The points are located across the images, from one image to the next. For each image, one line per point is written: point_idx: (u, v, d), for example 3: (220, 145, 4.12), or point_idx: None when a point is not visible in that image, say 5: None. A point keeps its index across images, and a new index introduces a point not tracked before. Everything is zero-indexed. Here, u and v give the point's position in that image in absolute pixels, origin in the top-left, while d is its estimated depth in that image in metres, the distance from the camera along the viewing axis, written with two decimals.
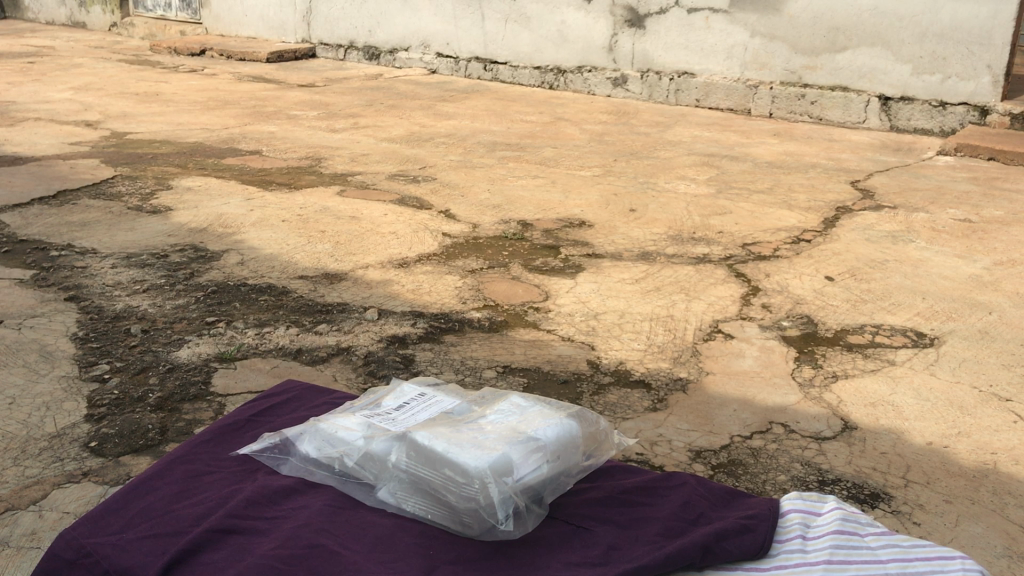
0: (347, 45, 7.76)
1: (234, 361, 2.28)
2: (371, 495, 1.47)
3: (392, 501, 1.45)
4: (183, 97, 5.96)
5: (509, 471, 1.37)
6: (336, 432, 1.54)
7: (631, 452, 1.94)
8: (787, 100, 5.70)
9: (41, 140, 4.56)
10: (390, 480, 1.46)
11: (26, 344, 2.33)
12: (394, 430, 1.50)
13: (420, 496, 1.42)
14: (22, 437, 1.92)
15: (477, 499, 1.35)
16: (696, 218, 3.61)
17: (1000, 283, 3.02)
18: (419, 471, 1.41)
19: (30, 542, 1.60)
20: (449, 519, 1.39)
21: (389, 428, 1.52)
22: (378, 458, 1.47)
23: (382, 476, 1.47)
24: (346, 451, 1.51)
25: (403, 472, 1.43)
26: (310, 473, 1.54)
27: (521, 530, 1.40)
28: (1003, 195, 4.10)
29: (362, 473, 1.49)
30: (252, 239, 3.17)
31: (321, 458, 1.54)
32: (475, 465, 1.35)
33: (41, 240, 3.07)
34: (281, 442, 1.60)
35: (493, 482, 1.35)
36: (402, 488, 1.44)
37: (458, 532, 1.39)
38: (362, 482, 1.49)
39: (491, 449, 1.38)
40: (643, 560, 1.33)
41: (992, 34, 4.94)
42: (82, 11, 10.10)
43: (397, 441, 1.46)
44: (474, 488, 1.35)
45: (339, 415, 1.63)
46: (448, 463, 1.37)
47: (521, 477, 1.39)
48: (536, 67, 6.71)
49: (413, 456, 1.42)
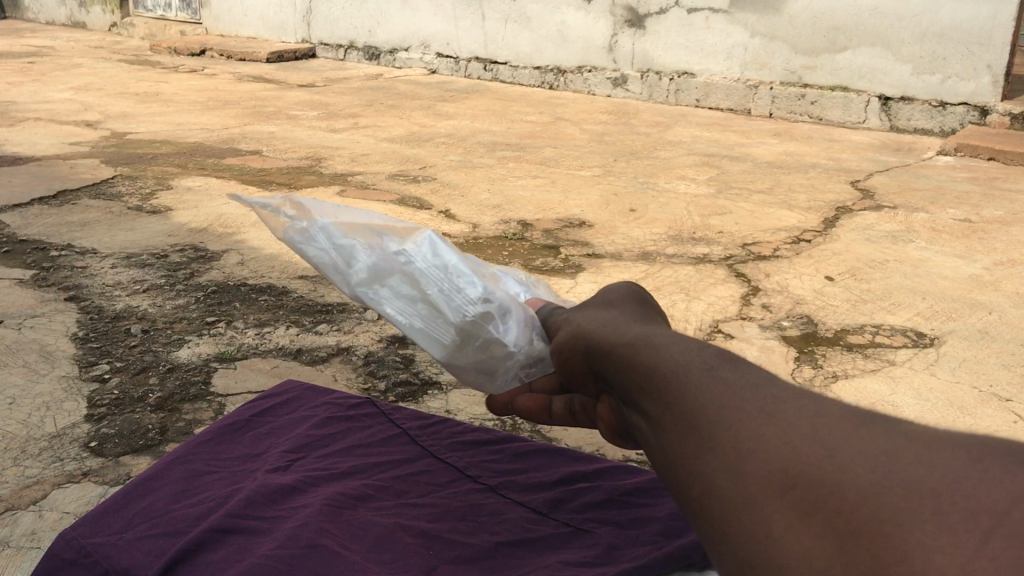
0: (347, 44, 7.73)
1: (234, 361, 2.29)
2: (355, 281, 1.34)
3: (384, 307, 1.33)
4: (183, 97, 5.95)
5: (528, 327, 1.36)
6: (345, 228, 1.36)
7: (631, 453, 1.96)
8: (787, 100, 5.70)
9: (40, 141, 4.55)
10: (392, 276, 1.34)
11: (26, 344, 2.33)
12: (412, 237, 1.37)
13: (414, 305, 1.33)
14: (22, 437, 1.92)
15: (482, 328, 1.34)
16: (696, 218, 3.60)
17: (1000, 283, 3.02)
18: (427, 283, 1.33)
19: (30, 542, 1.60)
20: (434, 341, 1.35)
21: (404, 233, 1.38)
22: (387, 250, 1.35)
23: (382, 283, 1.34)
24: (352, 247, 1.34)
25: (407, 286, 1.34)
26: (301, 242, 1.35)
27: (494, 383, 1.40)
28: (1003, 195, 4.10)
29: (360, 272, 1.34)
30: (253, 239, 3.17)
31: (324, 238, 1.34)
32: (498, 303, 1.35)
33: (42, 240, 3.08)
34: (282, 201, 1.37)
35: (502, 324, 1.35)
36: (399, 301, 1.33)
37: (437, 349, 1.35)
38: (359, 282, 1.34)
39: (512, 301, 1.38)
40: (643, 559, 1.36)
41: (992, 35, 4.94)
42: (81, 11, 10.08)
43: (419, 244, 1.35)
44: (484, 320, 1.34)
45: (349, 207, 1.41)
46: (470, 285, 1.34)
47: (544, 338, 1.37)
48: (536, 67, 6.72)
49: (436, 264, 1.34)
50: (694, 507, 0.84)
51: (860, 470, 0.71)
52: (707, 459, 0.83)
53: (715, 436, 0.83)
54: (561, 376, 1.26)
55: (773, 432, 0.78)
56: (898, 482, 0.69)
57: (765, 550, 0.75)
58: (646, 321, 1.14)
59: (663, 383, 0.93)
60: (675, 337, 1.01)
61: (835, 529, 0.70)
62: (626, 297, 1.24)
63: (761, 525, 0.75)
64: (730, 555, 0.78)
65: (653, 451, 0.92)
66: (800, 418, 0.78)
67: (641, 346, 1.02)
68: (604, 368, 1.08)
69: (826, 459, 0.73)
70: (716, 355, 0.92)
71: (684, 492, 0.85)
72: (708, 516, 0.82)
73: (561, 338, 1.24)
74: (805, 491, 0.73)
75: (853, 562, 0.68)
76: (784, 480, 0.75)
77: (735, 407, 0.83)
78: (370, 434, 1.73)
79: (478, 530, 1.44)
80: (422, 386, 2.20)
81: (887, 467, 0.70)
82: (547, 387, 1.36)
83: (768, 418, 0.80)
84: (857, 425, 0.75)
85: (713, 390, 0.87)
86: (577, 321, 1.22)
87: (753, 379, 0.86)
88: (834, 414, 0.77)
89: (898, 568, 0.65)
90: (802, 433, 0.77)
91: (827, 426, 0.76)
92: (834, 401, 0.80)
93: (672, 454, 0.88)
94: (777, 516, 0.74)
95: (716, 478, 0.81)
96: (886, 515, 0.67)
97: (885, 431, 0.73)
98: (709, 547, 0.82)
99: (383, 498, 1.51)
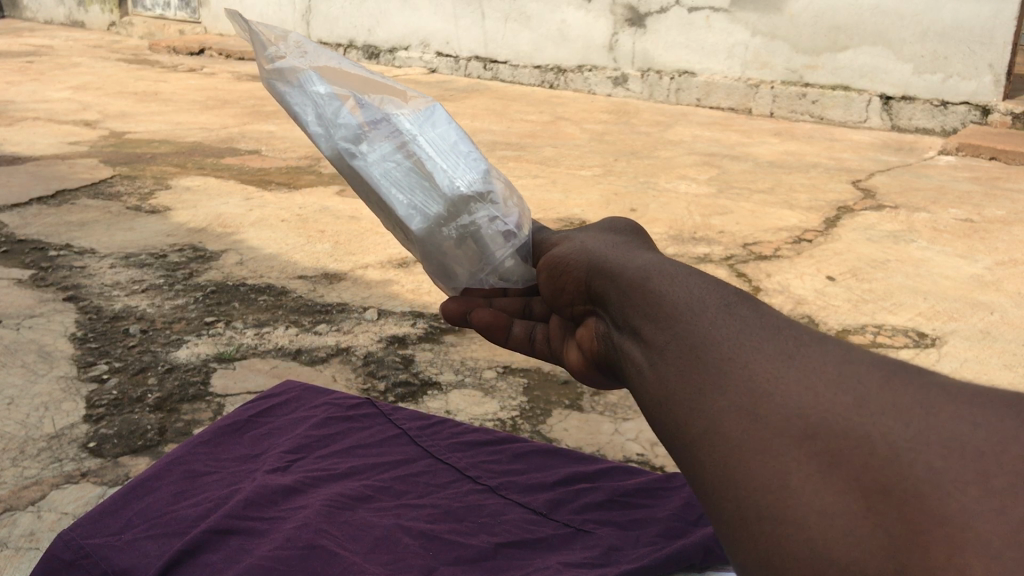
0: (347, 44, 7.72)
1: (233, 361, 2.28)
2: (335, 130, 1.18)
3: (370, 165, 1.17)
4: (182, 97, 5.93)
5: (522, 227, 1.22)
6: (342, 78, 1.22)
7: (631, 453, 1.95)
8: (788, 99, 5.69)
9: (39, 140, 4.54)
10: (381, 133, 1.18)
11: (24, 344, 2.32)
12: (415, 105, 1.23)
13: (401, 167, 1.16)
14: (20, 437, 1.91)
15: (472, 209, 1.19)
16: (696, 218, 3.59)
17: (1002, 283, 3.01)
18: (421, 148, 1.18)
19: (28, 543, 1.59)
20: (416, 213, 1.17)
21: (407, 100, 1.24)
22: (382, 106, 1.20)
23: (371, 138, 1.18)
24: (348, 96, 1.20)
25: (400, 147, 1.18)
26: (287, 82, 1.22)
27: (455, 282, 1.25)
28: (1004, 195, 4.08)
29: (351, 122, 1.18)
30: (252, 239, 3.16)
31: (314, 83, 1.21)
32: (497, 190, 1.21)
33: (40, 240, 3.06)
34: (284, 37, 1.26)
35: (497, 212, 1.20)
36: (387, 160, 1.17)
37: (414, 220, 1.17)
38: (347, 131, 1.18)
39: (511, 195, 1.24)
40: (644, 560, 1.35)
41: (993, 34, 4.93)
42: (80, 10, 10.05)
43: (421, 109, 1.22)
44: (477, 201, 1.19)
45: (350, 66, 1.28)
46: (471, 162, 1.20)
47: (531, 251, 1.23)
48: (536, 66, 6.70)
49: (438, 133, 1.20)
50: (691, 449, 0.80)
51: (896, 427, 0.70)
52: (714, 400, 0.79)
53: (727, 376, 0.79)
54: (547, 293, 1.13)
55: (795, 378, 0.76)
56: (935, 441, 0.69)
57: (777, 498, 0.72)
58: (653, 250, 1.05)
59: (671, 313, 0.87)
60: (686, 266, 0.93)
61: (863, 486, 0.69)
62: (629, 228, 1.14)
63: (778, 472, 0.73)
64: (731, 502, 0.76)
65: (648, 382, 0.87)
66: (823, 364, 0.76)
67: (653, 272, 0.93)
68: (610, 289, 0.97)
69: (853, 413, 0.72)
70: (729, 290, 0.87)
71: (681, 433, 0.81)
72: (709, 459, 0.78)
73: (558, 253, 1.12)
74: (833, 440, 0.71)
75: (880, 521, 0.68)
76: (806, 429, 0.73)
77: (752, 347, 0.79)
78: (369, 435, 1.72)
79: (478, 531, 1.43)
80: (422, 386, 2.19)
81: (922, 425, 0.70)
82: (511, 309, 1.26)
83: (791, 363, 0.77)
84: (885, 375, 0.73)
85: (729, 328, 0.82)
86: (580, 239, 1.11)
87: (770, 319, 0.82)
88: (859, 362, 0.75)
89: (932, 531, 0.66)
90: (827, 382, 0.74)
91: (853, 375, 0.74)
92: (850, 347, 0.78)
93: (671, 391, 0.83)
94: (796, 465, 0.72)
95: (725, 422, 0.77)
96: (920, 475, 0.68)
97: (916, 381, 0.73)
98: (705, 494, 0.79)
99: (383, 499, 1.50)
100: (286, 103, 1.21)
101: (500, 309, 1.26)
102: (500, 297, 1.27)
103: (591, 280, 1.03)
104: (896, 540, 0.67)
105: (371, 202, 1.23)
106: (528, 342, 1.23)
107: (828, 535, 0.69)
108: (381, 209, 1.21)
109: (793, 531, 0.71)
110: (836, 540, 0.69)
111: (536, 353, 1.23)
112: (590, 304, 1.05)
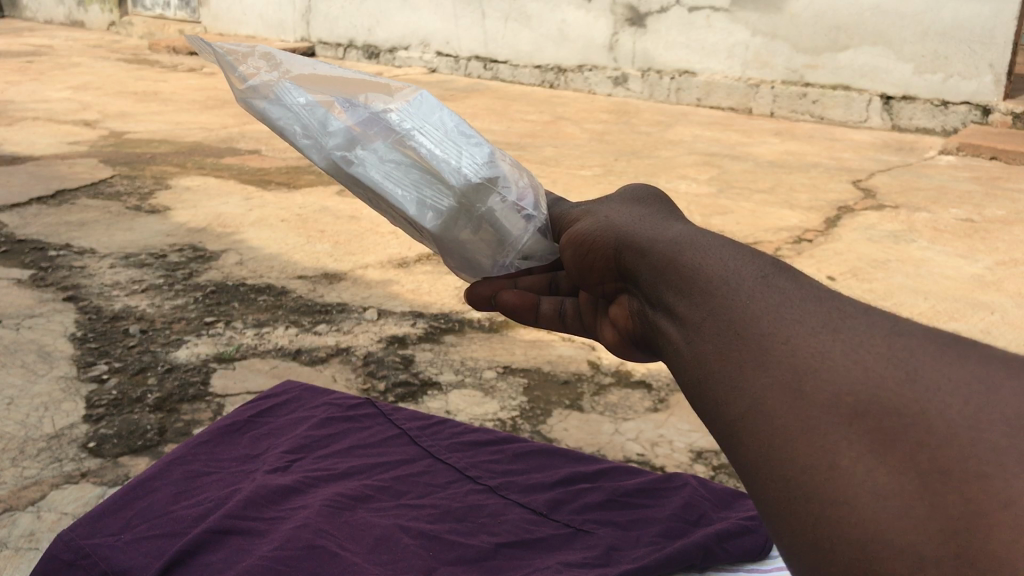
0: (347, 44, 7.71)
1: (233, 361, 2.27)
2: (325, 139, 1.16)
3: (369, 167, 1.15)
4: (182, 96, 5.92)
5: (537, 204, 1.21)
6: (317, 85, 1.21)
7: (631, 453, 1.95)
8: (788, 99, 5.70)
9: (38, 140, 4.52)
10: (373, 133, 1.17)
11: (24, 344, 2.31)
12: (398, 98, 1.21)
13: (401, 165, 1.15)
14: (20, 437, 1.90)
15: (484, 196, 1.17)
16: (697, 218, 3.58)
17: (1003, 283, 3.01)
18: (419, 142, 1.17)
19: (28, 543, 1.59)
20: (428, 209, 1.15)
21: (390, 94, 1.22)
22: (368, 105, 1.19)
23: (363, 140, 1.16)
24: (327, 101, 1.18)
25: (392, 144, 1.16)
26: (262, 97, 1.20)
27: (478, 272, 1.24)
28: (1005, 195, 4.07)
29: (335, 127, 1.16)
30: (252, 239, 3.16)
31: (290, 95, 1.19)
32: (505, 171, 1.19)
33: (41, 240, 3.06)
34: (249, 52, 1.24)
35: (509, 194, 1.18)
36: (387, 160, 1.16)
37: (427, 217, 1.15)
38: (335, 136, 1.16)
39: (520, 174, 1.22)
40: (644, 560, 1.35)
41: (994, 33, 4.92)
42: (80, 10, 10.03)
43: (409, 100, 1.21)
44: (487, 188, 1.17)
45: (322, 68, 1.27)
46: (473, 149, 1.19)
47: (550, 226, 1.21)
48: (536, 66, 6.72)
49: (429, 124, 1.19)
50: (732, 429, 0.76)
51: (952, 402, 0.67)
52: (754, 377, 0.75)
53: (769, 352, 0.75)
54: (574, 270, 1.10)
55: (841, 352, 0.72)
56: (998, 419, 0.65)
57: (825, 481, 0.68)
58: (683, 221, 1.01)
59: (705, 288, 0.83)
60: (720, 238, 0.89)
61: (919, 467, 0.65)
62: (653, 195, 1.10)
63: (826, 452, 0.69)
64: (775, 485, 0.72)
65: (683, 362, 0.84)
66: (873, 338, 0.72)
67: (684, 245, 0.89)
68: (640, 266, 0.94)
69: (906, 389, 0.68)
70: (766, 261, 0.83)
71: (720, 411, 0.78)
72: (752, 442, 0.74)
73: (580, 229, 1.08)
74: (885, 417, 0.68)
75: (938, 502, 0.64)
76: (855, 406, 0.69)
77: (794, 321, 0.76)
78: (370, 435, 1.72)
79: (479, 531, 1.43)
80: (422, 386, 2.18)
81: (982, 402, 0.66)
82: (537, 288, 1.26)
83: (837, 336, 0.73)
84: (937, 349, 0.70)
85: (767, 299, 0.78)
86: (603, 213, 1.07)
87: (811, 291, 0.78)
88: (910, 336, 0.72)
89: (999, 516, 0.62)
90: (876, 357, 0.71)
91: (904, 349, 0.71)
92: (898, 320, 0.75)
93: (708, 367, 0.80)
94: (846, 445, 0.68)
95: (767, 401, 0.74)
96: (982, 454, 0.64)
97: (971, 357, 0.69)
98: (749, 478, 0.75)
99: (383, 499, 1.50)
100: (265, 118, 1.19)
101: (527, 288, 1.26)
102: (525, 277, 1.26)
103: (621, 256, 0.99)
104: (957, 526, 0.63)
105: (377, 207, 1.22)
106: (558, 318, 1.23)
107: (882, 519, 0.65)
108: (389, 211, 1.20)
109: (842, 514, 0.67)
110: (890, 522, 0.65)
111: (569, 329, 1.23)
112: (621, 282, 1.01)
